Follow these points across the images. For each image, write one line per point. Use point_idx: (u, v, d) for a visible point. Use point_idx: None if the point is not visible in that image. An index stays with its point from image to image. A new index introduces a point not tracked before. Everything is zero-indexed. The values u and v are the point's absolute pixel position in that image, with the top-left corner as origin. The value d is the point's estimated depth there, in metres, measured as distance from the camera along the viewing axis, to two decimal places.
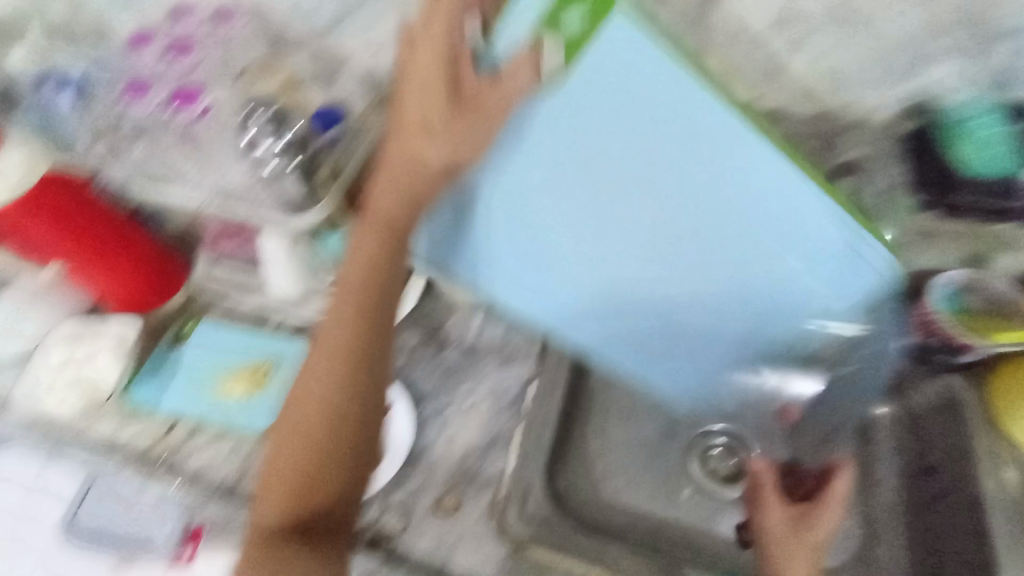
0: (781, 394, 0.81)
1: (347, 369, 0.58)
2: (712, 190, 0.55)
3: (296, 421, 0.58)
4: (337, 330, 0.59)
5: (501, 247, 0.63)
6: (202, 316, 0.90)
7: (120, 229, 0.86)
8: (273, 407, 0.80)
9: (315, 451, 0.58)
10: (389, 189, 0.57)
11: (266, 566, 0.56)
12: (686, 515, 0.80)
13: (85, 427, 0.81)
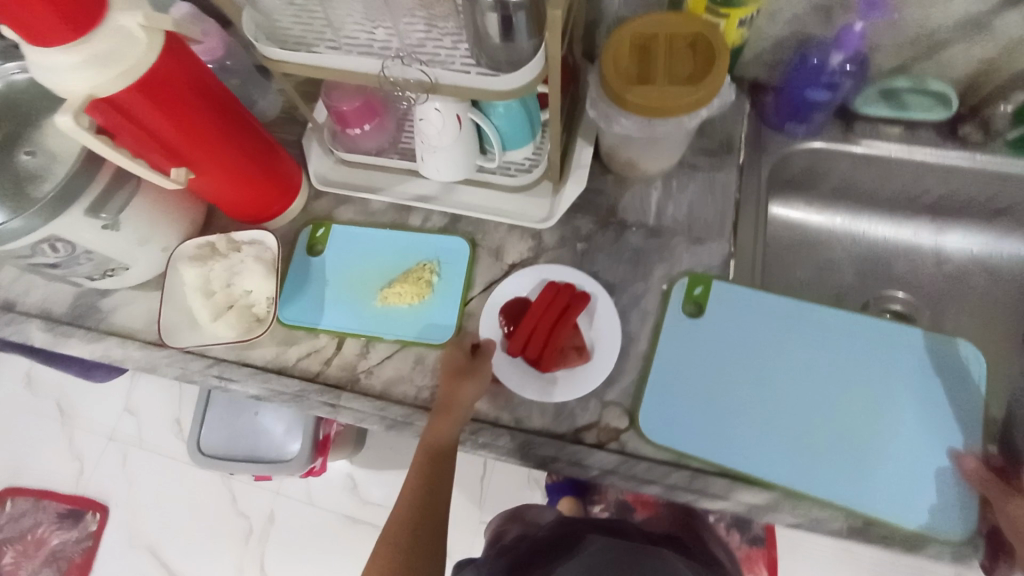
0: (969, 202, 0.82)
1: (434, 458, 0.62)
2: (818, 362, 0.68)
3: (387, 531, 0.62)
4: (436, 429, 0.62)
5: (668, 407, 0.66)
6: (330, 222, 0.80)
7: (230, 113, 0.64)
8: (454, 305, 0.73)
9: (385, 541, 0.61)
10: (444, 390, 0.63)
11: (397, 534, 0.61)
12: None
13: (243, 356, 0.73)
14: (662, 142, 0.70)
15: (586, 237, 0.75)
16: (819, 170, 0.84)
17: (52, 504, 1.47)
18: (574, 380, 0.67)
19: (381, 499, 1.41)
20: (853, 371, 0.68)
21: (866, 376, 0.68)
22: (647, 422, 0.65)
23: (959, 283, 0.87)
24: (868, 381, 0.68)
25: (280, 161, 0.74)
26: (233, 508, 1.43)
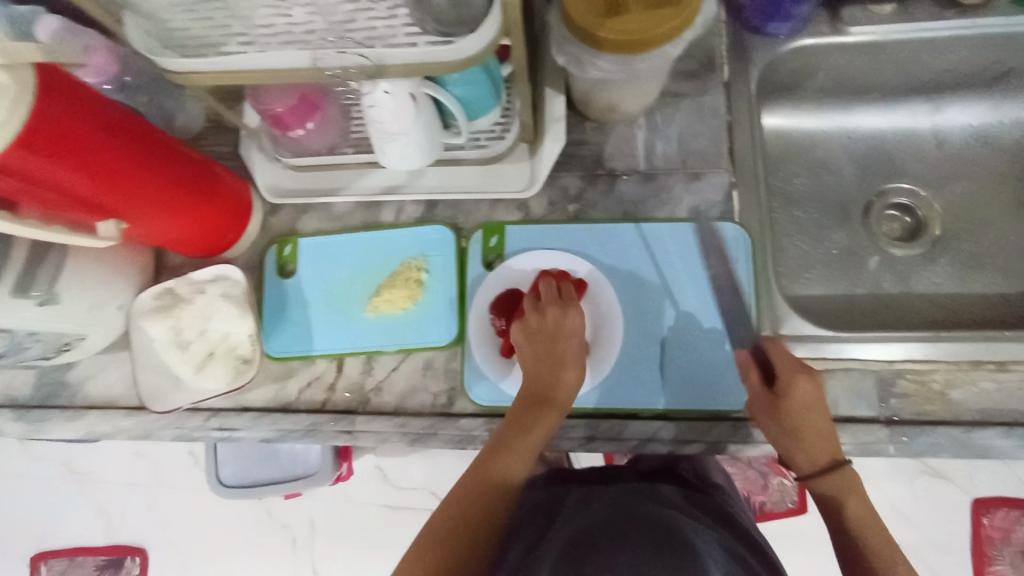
0: (970, 70, 0.77)
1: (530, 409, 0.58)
2: (627, 273, 0.66)
3: (426, 539, 0.54)
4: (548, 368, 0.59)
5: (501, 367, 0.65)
6: (296, 237, 0.72)
7: (162, 145, 0.56)
8: (453, 301, 0.67)
9: (432, 550, 0.53)
10: (548, 342, 0.60)
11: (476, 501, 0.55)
12: (861, 250, 0.83)
13: (240, 401, 0.68)
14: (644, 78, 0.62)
15: (576, 197, 0.69)
16: (810, 69, 0.77)
17: (88, 558, 1.44)
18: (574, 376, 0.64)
19: (415, 485, 1.40)
20: (674, 279, 0.66)
21: (687, 281, 0.65)
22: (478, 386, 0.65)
23: (960, 161, 0.83)
24: (684, 282, 0.65)
25: (233, 188, 0.67)
26: (272, 522, 1.43)
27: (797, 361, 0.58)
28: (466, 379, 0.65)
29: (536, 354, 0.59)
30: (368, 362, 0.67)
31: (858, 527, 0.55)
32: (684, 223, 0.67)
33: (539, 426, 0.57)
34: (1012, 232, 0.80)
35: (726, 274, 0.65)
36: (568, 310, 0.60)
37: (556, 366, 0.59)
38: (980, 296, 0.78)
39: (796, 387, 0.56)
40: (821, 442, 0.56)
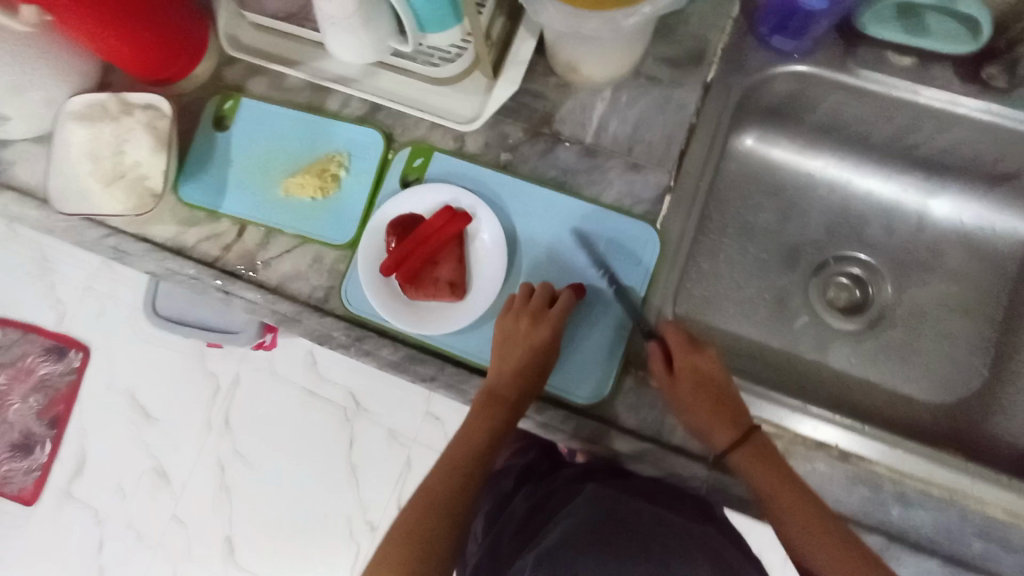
0: (976, 159, 0.71)
1: (491, 410, 0.59)
2: (524, 235, 0.65)
3: (388, 542, 0.55)
4: (507, 368, 0.59)
5: (373, 279, 0.65)
6: (239, 95, 0.72)
7: None
8: (359, 206, 0.68)
9: (398, 546, 0.55)
10: (525, 351, 0.59)
11: (436, 492, 0.58)
12: (792, 304, 0.81)
13: (141, 231, 0.70)
14: (602, 42, 0.59)
15: (512, 148, 0.67)
16: (806, 100, 0.72)
17: (38, 338, 1.49)
18: (438, 315, 0.64)
19: (338, 380, 1.39)
20: (570, 258, 0.64)
21: (581, 265, 0.64)
22: (347, 288, 0.66)
23: (931, 252, 0.79)
24: (578, 264, 0.64)
25: (196, 45, 0.69)
26: (201, 368, 1.44)
27: (687, 341, 0.61)
28: (344, 284, 0.66)
29: (506, 356, 0.60)
30: (265, 235, 0.69)
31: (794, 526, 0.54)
32: (602, 207, 0.64)
33: (495, 427, 0.59)
34: (950, 339, 0.76)
35: (621, 271, 0.63)
36: (546, 321, 0.59)
37: (524, 372, 0.58)
38: (885, 389, 0.75)
39: (694, 360, 0.60)
40: (727, 420, 0.58)
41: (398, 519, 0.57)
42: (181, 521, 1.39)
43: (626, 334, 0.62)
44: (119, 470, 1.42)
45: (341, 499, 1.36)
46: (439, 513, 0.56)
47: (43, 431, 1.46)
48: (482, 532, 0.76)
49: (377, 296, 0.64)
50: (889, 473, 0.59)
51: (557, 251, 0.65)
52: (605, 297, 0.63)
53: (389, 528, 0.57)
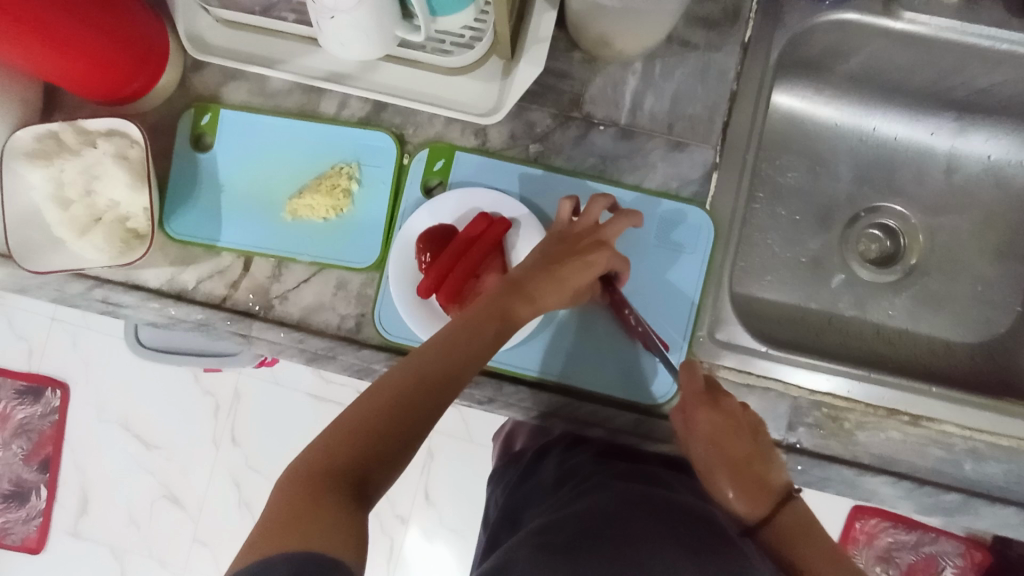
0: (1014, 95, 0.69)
1: (506, 312, 0.50)
2: None
3: (344, 419, 0.43)
4: (539, 275, 0.52)
5: (409, 298, 0.59)
6: (217, 106, 0.63)
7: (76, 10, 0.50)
8: (378, 222, 0.61)
9: (353, 433, 0.42)
10: (576, 260, 0.53)
11: (419, 358, 0.47)
12: (828, 263, 0.78)
13: (131, 277, 0.62)
14: (643, 7, 0.52)
15: (542, 137, 0.61)
16: (842, 49, 0.68)
17: (7, 381, 1.37)
18: None
19: (346, 382, 1.31)
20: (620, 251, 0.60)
21: (635, 262, 0.60)
22: (379, 311, 0.60)
23: (960, 194, 0.77)
24: (630, 260, 0.60)
25: (162, 55, 0.60)
26: (195, 390, 1.34)
27: (704, 388, 0.54)
28: (377, 310, 0.60)
29: (550, 259, 0.53)
30: (276, 265, 0.62)
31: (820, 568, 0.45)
32: (649, 195, 0.60)
33: (508, 313, 0.50)
34: (981, 281, 0.76)
35: (675, 260, 0.60)
36: (600, 240, 0.54)
37: (567, 278, 0.52)
38: (924, 338, 0.75)
39: (700, 416, 0.53)
40: (759, 481, 0.49)
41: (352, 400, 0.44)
42: (206, 545, 1.33)
43: (682, 330, 0.60)
44: (129, 504, 1.35)
45: None
46: (413, 396, 0.44)
47: (35, 476, 1.36)
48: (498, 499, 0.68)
49: (416, 315, 0.58)
50: (959, 431, 0.60)
51: None
52: (659, 291, 0.60)
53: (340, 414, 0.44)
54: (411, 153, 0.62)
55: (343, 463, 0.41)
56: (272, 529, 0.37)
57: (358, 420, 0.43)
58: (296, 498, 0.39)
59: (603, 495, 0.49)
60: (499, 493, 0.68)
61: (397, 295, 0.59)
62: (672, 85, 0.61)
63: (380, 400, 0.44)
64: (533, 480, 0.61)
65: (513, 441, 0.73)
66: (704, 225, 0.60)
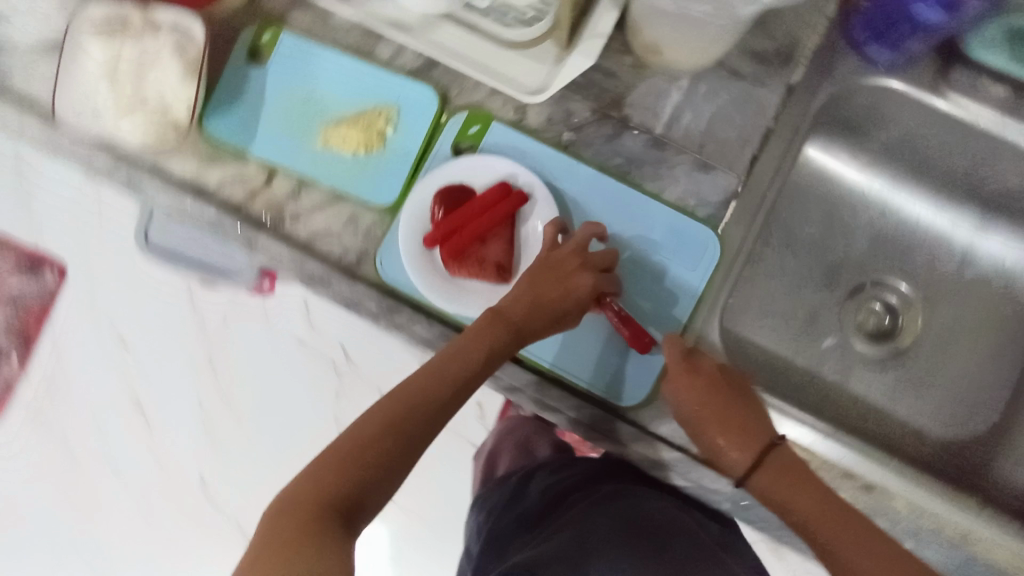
0: None
1: (493, 341, 0.53)
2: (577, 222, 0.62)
3: (335, 448, 0.49)
4: (527, 309, 0.55)
5: (413, 246, 0.61)
6: (281, 27, 0.66)
7: None
8: (402, 169, 0.63)
9: (344, 461, 0.48)
10: (560, 290, 0.55)
11: (410, 387, 0.52)
12: (823, 322, 0.79)
13: (159, 163, 0.64)
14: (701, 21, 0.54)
15: (576, 127, 0.63)
16: (883, 117, 0.70)
17: (14, 252, 1.40)
18: (475, 294, 0.60)
19: (332, 335, 1.29)
20: (622, 250, 0.62)
21: (635, 264, 0.61)
22: (382, 251, 0.62)
23: (969, 289, 0.77)
24: (631, 262, 0.62)
25: None
26: (188, 305, 1.35)
27: (682, 352, 0.58)
28: (380, 248, 0.62)
29: (535, 289, 0.56)
30: (296, 185, 0.64)
31: (810, 503, 0.52)
32: (665, 205, 0.61)
33: (495, 342, 0.54)
34: (969, 381, 0.75)
35: (675, 273, 0.61)
36: (586, 267, 0.57)
37: (549, 306, 0.55)
38: (899, 418, 0.75)
39: (683, 377, 0.57)
40: (740, 427, 0.56)
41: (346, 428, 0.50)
42: (158, 455, 1.35)
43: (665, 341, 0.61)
44: (94, 399, 1.36)
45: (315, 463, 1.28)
46: (402, 425, 0.50)
47: (15, 348, 1.39)
48: (484, 523, 0.82)
49: (416, 263, 0.60)
50: (909, 508, 0.60)
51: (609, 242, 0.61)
52: (652, 299, 0.61)
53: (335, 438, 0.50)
54: (450, 112, 0.64)
55: (335, 494, 0.47)
56: (277, 545, 0.44)
57: (350, 450, 0.49)
58: (293, 518, 0.45)
59: (598, 521, 0.65)
60: (484, 518, 0.83)
61: (403, 240, 0.61)
62: (711, 108, 0.63)
63: (371, 426, 0.50)
64: (524, 508, 0.78)
65: (496, 462, 0.92)
66: (711, 246, 0.61)
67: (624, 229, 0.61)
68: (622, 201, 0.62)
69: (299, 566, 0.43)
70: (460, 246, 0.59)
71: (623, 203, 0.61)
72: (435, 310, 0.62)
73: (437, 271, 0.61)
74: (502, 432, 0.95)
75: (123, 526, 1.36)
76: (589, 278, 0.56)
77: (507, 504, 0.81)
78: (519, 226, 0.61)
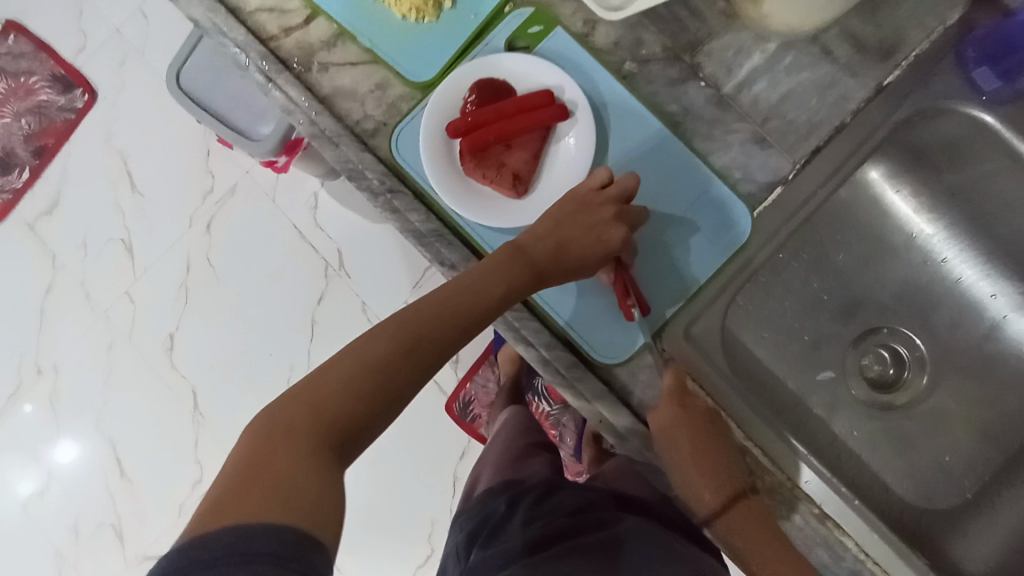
0: None
1: (515, 279, 0.50)
2: (612, 158, 0.57)
3: (330, 370, 0.43)
4: (550, 250, 0.53)
5: (434, 130, 0.56)
6: None
7: None
8: (449, 49, 0.59)
9: (343, 391, 0.42)
10: (588, 239, 0.53)
11: (418, 312, 0.46)
12: (827, 354, 0.74)
13: None
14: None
15: (642, 60, 0.58)
16: (964, 156, 0.65)
17: (49, 61, 1.37)
18: (484, 199, 0.57)
19: (332, 234, 1.26)
20: (649, 202, 0.57)
21: (658, 220, 0.57)
22: (400, 126, 0.58)
23: (985, 364, 0.72)
24: (654, 217, 0.57)
25: None
26: (200, 161, 1.32)
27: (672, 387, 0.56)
28: (400, 124, 0.58)
29: (562, 229, 0.54)
30: (334, 33, 0.59)
31: (749, 531, 0.53)
32: (707, 168, 0.57)
33: (516, 279, 0.50)
34: (951, 453, 0.71)
35: (696, 242, 0.57)
36: (620, 219, 0.54)
37: (570, 246, 0.53)
38: (869, 470, 0.71)
39: (662, 411, 0.55)
40: (704, 465, 0.55)
41: (340, 353, 0.44)
42: (132, 301, 1.30)
43: (661, 307, 0.58)
44: (82, 226, 1.34)
45: (276, 353, 1.25)
46: (409, 352, 0.45)
47: (24, 155, 1.37)
48: (463, 530, 0.67)
49: (432, 148, 0.56)
50: (856, 550, 0.56)
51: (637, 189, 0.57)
52: (664, 261, 0.57)
53: (319, 366, 0.44)
54: (516, 4, 0.59)
55: (334, 420, 0.42)
56: (252, 478, 0.38)
57: (347, 376, 0.43)
58: (271, 446, 0.39)
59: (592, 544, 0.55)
60: (460, 527, 0.69)
61: (427, 120, 0.56)
62: (790, 82, 0.57)
63: (373, 347, 0.44)
64: (498, 509, 0.64)
65: (478, 479, 0.76)
66: (742, 226, 0.57)
67: (657, 180, 0.57)
68: (665, 150, 0.57)
69: (293, 493, 0.38)
70: (484, 144, 0.55)
71: (667, 153, 0.57)
72: (437, 205, 0.58)
73: (451, 164, 0.57)
74: (495, 435, 0.84)
75: (73, 361, 1.30)
76: (620, 231, 0.53)
77: (476, 510, 0.68)
78: (550, 144, 0.57)
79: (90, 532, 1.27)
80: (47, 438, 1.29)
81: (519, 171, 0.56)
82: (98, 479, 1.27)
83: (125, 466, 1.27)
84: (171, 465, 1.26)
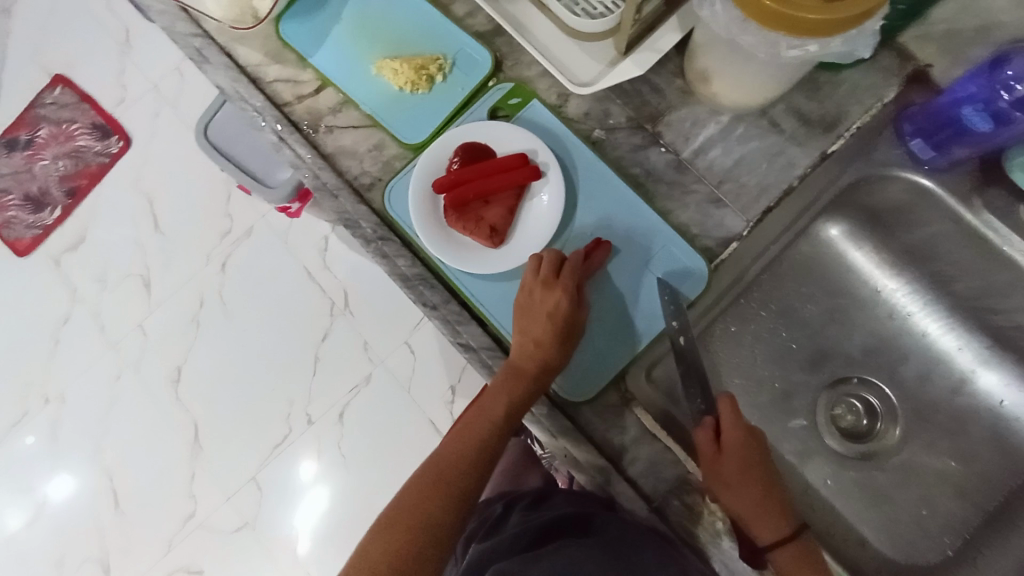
0: None
1: (534, 374, 0.57)
2: (581, 214, 0.64)
3: (421, 486, 0.58)
4: (534, 337, 0.57)
5: (422, 186, 0.63)
6: None
7: None
8: (439, 117, 0.66)
9: (420, 501, 0.57)
10: (545, 318, 0.57)
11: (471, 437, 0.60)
12: (798, 402, 0.76)
13: (228, 46, 0.70)
14: (757, 55, 0.56)
15: (609, 129, 0.65)
16: (912, 217, 0.71)
17: (90, 111, 1.51)
18: (464, 248, 0.63)
19: (337, 274, 1.33)
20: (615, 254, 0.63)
21: (623, 271, 0.62)
22: (392, 182, 0.65)
23: (952, 417, 0.74)
24: (620, 268, 0.62)
25: None
26: (219, 204, 1.41)
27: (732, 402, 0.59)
28: (392, 181, 0.65)
29: (525, 320, 0.58)
30: (339, 102, 0.68)
31: (764, 517, 0.55)
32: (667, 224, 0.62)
33: (532, 374, 0.57)
34: (925, 506, 0.72)
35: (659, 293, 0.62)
36: (559, 282, 0.58)
37: (530, 325, 0.58)
38: (841, 518, 0.72)
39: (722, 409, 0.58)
40: (741, 460, 0.56)
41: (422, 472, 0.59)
42: (143, 334, 1.37)
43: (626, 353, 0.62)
44: (104, 261, 1.43)
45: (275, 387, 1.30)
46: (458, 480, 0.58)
47: (59, 195, 1.48)
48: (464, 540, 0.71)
49: (420, 202, 0.63)
50: None
51: (604, 242, 0.63)
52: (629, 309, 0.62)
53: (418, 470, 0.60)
54: (499, 81, 0.67)
55: (419, 532, 0.55)
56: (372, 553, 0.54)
57: (420, 500, 0.57)
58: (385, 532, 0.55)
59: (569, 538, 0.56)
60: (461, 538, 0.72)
61: (416, 177, 0.63)
62: (743, 151, 0.64)
63: (442, 479, 0.58)
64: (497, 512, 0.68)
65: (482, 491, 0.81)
66: (700, 278, 0.62)
67: (623, 235, 0.63)
68: (630, 208, 0.63)
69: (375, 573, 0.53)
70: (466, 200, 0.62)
71: (631, 211, 0.63)
72: (422, 252, 0.64)
73: (436, 216, 0.63)
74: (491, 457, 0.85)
75: (82, 390, 1.36)
76: (560, 294, 0.57)
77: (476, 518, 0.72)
78: (525, 199, 0.64)
79: (80, 562, 1.28)
80: (48, 465, 1.33)
81: (497, 223, 0.62)
82: (94, 509, 1.30)
83: (120, 496, 1.29)
84: (165, 496, 1.28)
